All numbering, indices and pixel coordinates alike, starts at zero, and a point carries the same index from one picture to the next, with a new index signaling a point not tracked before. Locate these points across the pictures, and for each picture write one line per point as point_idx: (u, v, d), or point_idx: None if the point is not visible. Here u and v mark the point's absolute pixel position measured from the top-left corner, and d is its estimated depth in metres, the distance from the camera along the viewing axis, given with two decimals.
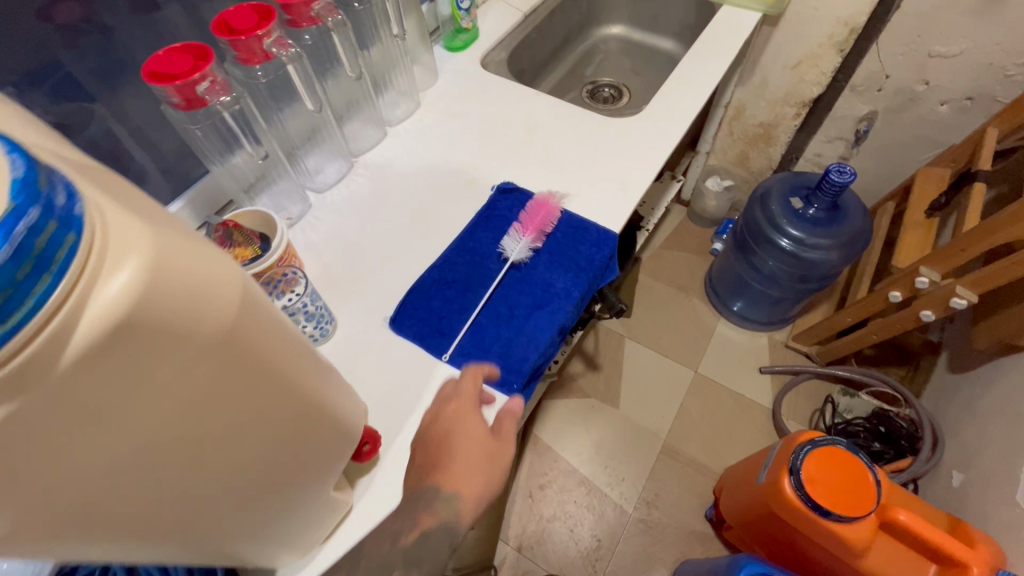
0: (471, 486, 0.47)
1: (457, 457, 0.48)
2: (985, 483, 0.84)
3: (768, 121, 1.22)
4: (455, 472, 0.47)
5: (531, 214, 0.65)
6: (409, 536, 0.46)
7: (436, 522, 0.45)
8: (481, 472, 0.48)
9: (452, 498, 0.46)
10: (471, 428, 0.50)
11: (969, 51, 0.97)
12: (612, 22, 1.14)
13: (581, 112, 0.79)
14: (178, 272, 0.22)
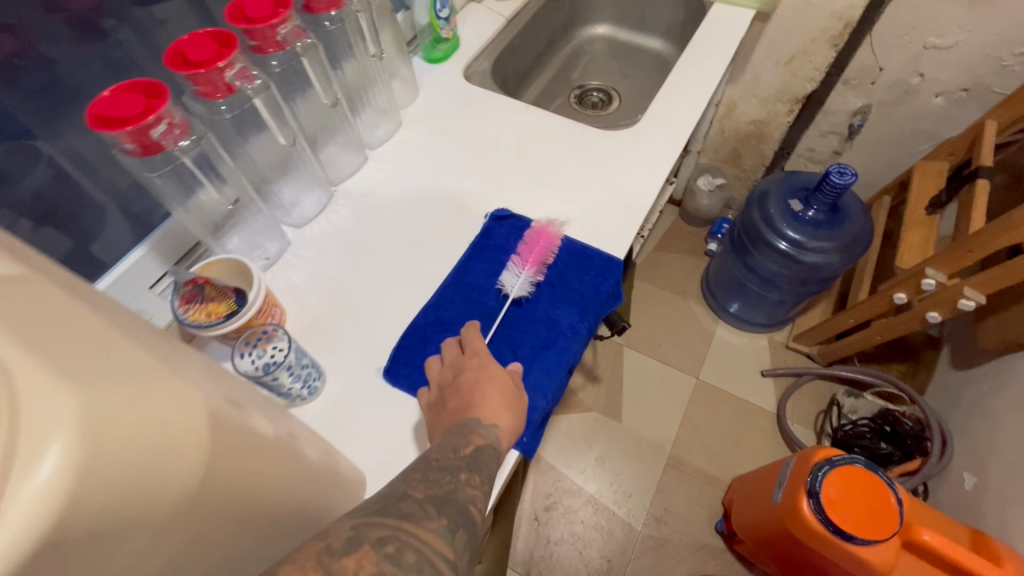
0: (505, 418, 0.46)
1: (489, 391, 0.48)
2: (1001, 487, 0.83)
3: (760, 119, 1.19)
4: (490, 405, 0.46)
5: (529, 245, 0.61)
6: (462, 447, 0.40)
7: (485, 439, 0.42)
8: (510, 405, 0.48)
9: (495, 424, 0.45)
10: (493, 369, 0.50)
11: (965, 42, 0.94)
12: (598, 21, 1.09)
13: (574, 124, 0.74)
14: (107, 444, 0.19)
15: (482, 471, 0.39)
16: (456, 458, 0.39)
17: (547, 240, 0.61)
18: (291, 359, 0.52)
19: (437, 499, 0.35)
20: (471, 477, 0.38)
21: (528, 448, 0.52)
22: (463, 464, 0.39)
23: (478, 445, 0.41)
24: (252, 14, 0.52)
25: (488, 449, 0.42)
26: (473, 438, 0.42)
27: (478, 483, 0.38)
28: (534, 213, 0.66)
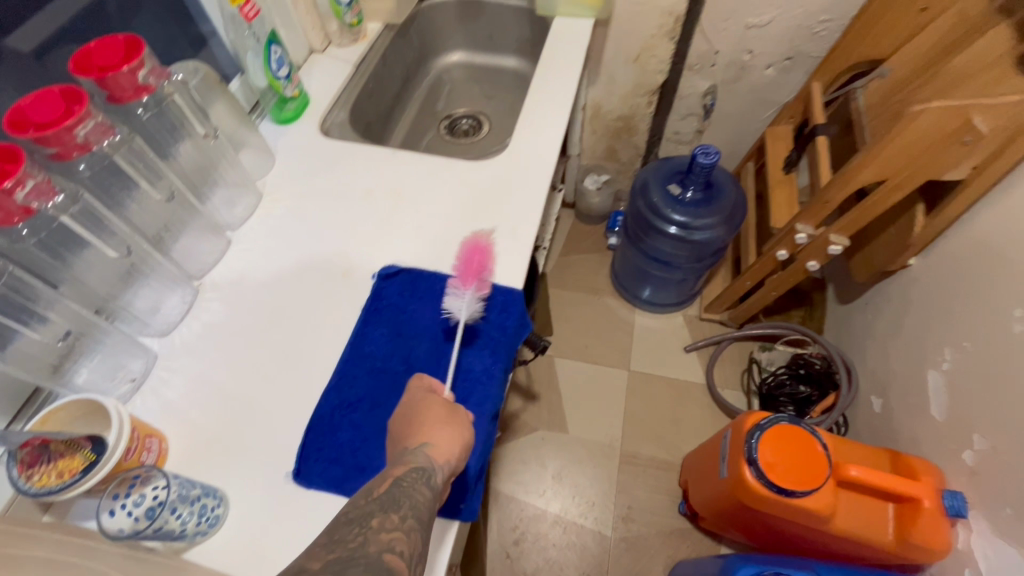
0: (440, 436, 0.45)
1: (423, 415, 0.48)
2: (902, 404, 0.91)
3: (625, 114, 1.25)
4: (426, 426, 0.46)
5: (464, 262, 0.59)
6: (373, 492, 0.37)
7: (409, 469, 0.40)
8: (449, 421, 0.47)
9: (425, 445, 0.44)
10: (424, 394, 0.50)
11: (777, 18, 1.04)
12: (449, 50, 1.09)
13: (443, 160, 0.72)
14: None
15: (405, 507, 0.37)
16: (370, 504, 0.36)
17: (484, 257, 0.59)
18: (178, 494, 0.45)
19: (338, 564, 0.30)
20: (393, 516, 0.35)
21: (470, 513, 0.49)
22: (379, 506, 0.36)
23: (399, 479, 0.39)
24: (39, 122, 0.45)
25: (411, 481, 0.39)
26: (392, 476, 0.39)
27: (401, 519, 0.35)
28: (423, 262, 0.63)
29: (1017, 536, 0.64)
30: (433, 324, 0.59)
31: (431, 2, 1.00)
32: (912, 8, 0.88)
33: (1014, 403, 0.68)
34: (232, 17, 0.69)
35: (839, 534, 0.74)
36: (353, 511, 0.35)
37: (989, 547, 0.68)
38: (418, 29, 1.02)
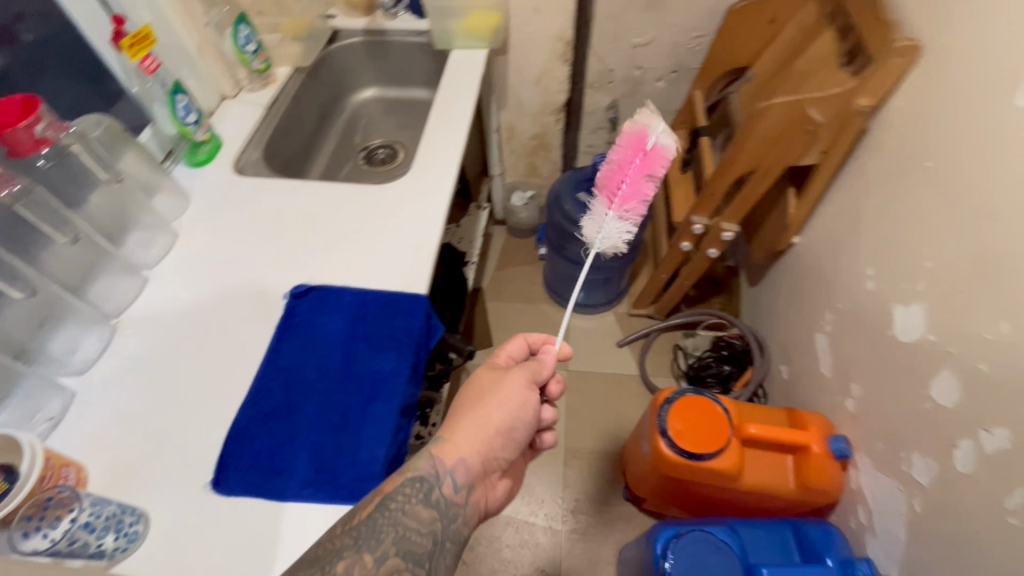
0: (462, 431, 0.56)
1: (463, 398, 0.59)
2: (803, 368, 1.01)
3: (538, 133, 1.34)
4: (457, 420, 0.57)
5: (623, 167, 0.85)
6: (358, 516, 0.47)
7: (401, 484, 0.50)
8: (481, 406, 0.57)
9: (438, 439, 0.55)
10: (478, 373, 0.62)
11: (658, 37, 1.16)
12: (362, 87, 1.16)
13: (349, 186, 0.78)
14: None
15: (385, 541, 0.46)
16: (348, 539, 0.45)
17: (649, 154, 0.83)
18: (95, 519, 0.48)
19: None
20: (369, 559, 0.44)
21: None
22: (359, 538, 0.45)
23: (386, 497, 0.49)
24: None
25: (398, 502, 0.49)
26: (383, 493, 0.49)
27: (375, 561, 0.44)
28: (332, 280, 0.68)
29: (891, 467, 0.72)
30: (342, 334, 0.64)
31: (338, 44, 1.08)
32: (763, 21, 1.02)
33: (878, 352, 0.78)
34: (134, 70, 0.74)
35: (749, 489, 0.81)
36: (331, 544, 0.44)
37: (873, 482, 0.76)
38: (329, 71, 1.09)
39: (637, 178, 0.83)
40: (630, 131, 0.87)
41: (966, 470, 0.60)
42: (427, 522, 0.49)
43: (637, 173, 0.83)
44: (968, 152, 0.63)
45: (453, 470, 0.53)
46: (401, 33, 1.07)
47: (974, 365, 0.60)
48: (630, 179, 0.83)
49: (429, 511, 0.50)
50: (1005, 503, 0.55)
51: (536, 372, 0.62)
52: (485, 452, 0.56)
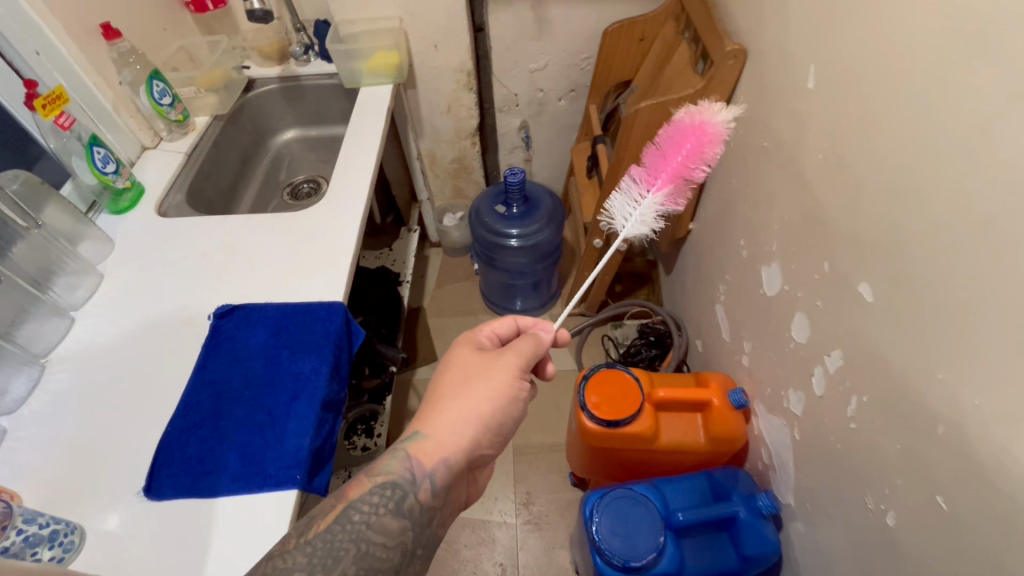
0: (442, 430, 0.57)
1: (446, 385, 0.60)
2: (711, 338, 1.11)
3: (457, 157, 1.43)
4: (433, 418, 0.58)
5: (671, 148, 0.77)
6: (318, 528, 0.49)
7: (368, 492, 0.52)
8: (464, 398, 0.59)
9: (416, 434, 0.57)
10: (462, 356, 0.62)
11: (551, 61, 1.30)
12: (283, 129, 1.24)
13: (267, 215, 0.85)
14: None
15: (343, 560, 0.48)
16: (302, 559, 0.47)
17: (698, 139, 0.75)
18: (37, 534, 0.51)
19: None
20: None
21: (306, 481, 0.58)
22: (318, 555, 0.47)
23: (350, 507, 0.51)
24: None
25: (362, 513, 0.51)
26: (348, 502, 0.51)
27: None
28: (254, 298, 0.74)
29: (777, 407, 0.82)
30: (265, 344, 0.69)
31: (256, 92, 1.16)
32: (635, 39, 1.16)
33: (755, 309, 0.89)
34: (50, 128, 0.78)
35: (667, 448, 0.90)
36: (284, 561, 0.46)
37: (767, 425, 0.86)
38: (248, 116, 1.16)
39: (686, 160, 0.75)
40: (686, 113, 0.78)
41: (821, 392, 0.70)
42: (394, 532, 0.51)
43: (686, 155, 0.75)
44: (786, 129, 0.76)
45: (429, 473, 0.54)
46: (315, 76, 1.17)
47: (814, 303, 0.71)
48: (679, 157, 0.76)
49: (397, 520, 0.52)
50: (847, 412, 0.65)
51: (524, 355, 0.62)
52: (467, 449, 0.57)
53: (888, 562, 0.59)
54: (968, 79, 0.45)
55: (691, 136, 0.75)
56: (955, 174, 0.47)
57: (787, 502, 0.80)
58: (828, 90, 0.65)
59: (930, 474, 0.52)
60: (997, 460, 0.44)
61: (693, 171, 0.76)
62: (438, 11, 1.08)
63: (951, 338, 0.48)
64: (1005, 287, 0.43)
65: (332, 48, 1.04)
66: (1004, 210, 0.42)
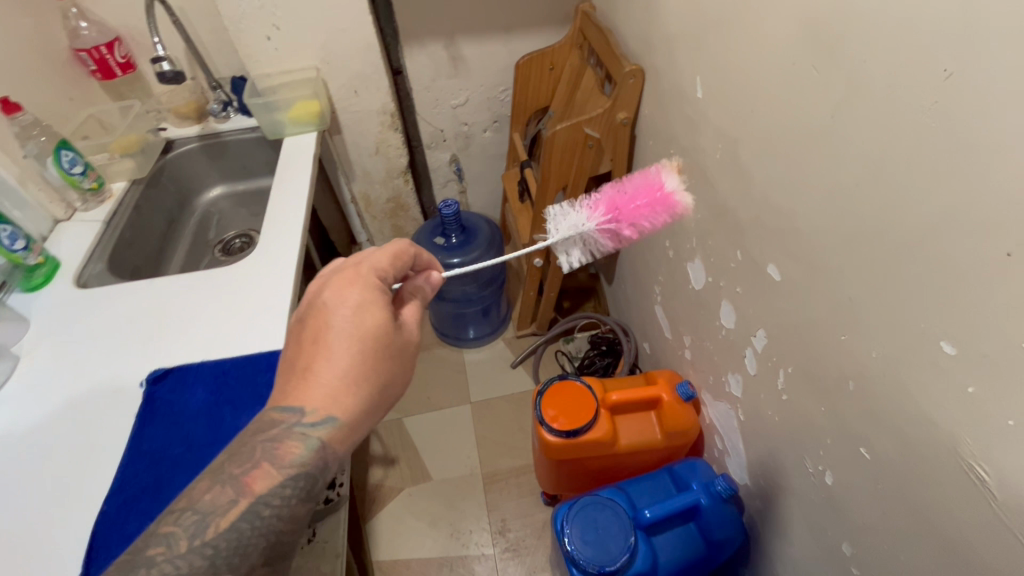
0: (355, 411, 0.55)
1: (362, 363, 0.55)
2: (655, 338, 1.16)
3: (392, 196, 1.45)
4: (342, 399, 0.54)
5: (633, 195, 0.76)
6: (220, 526, 0.47)
7: (278, 486, 0.51)
8: (381, 380, 0.57)
9: (330, 420, 0.53)
10: (377, 326, 0.57)
11: (471, 96, 1.35)
12: (209, 187, 1.22)
13: (197, 273, 0.83)
14: None
15: (251, 556, 0.48)
16: (201, 561, 0.46)
17: (655, 208, 0.77)
18: None
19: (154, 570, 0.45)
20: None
21: None
22: (221, 554, 0.47)
23: (257, 503, 0.49)
24: None
25: (272, 508, 0.50)
26: (254, 498, 0.49)
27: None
28: (189, 358, 0.72)
29: (721, 393, 0.87)
30: (205, 403, 0.67)
31: (176, 152, 1.14)
32: (546, 69, 1.23)
33: (688, 304, 0.94)
34: None
35: (627, 450, 0.92)
36: (183, 564, 0.45)
37: (716, 412, 0.90)
38: (169, 178, 1.14)
39: (641, 213, 0.75)
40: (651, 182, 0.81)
41: (754, 371, 0.75)
42: (302, 518, 0.52)
43: (643, 209, 0.76)
44: (685, 135, 0.83)
45: (340, 455, 0.55)
46: (236, 131, 1.17)
47: (735, 289, 0.76)
48: (637, 206, 0.75)
49: (305, 505, 0.52)
50: (778, 386, 0.69)
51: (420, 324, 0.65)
52: (372, 424, 0.58)
53: (835, 518, 0.63)
54: (816, 75, 0.52)
55: (654, 200, 0.78)
56: (822, 157, 0.53)
57: (743, 483, 0.84)
58: (714, 97, 0.73)
59: (852, 428, 0.56)
60: (899, 403, 0.49)
61: (637, 224, 0.76)
62: (354, 59, 1.11)
63: (847, 300, 0.54)
64: (877, 249, 0.49)
65: (250, 103, 1.05)
66: (864, 181, 0.49)
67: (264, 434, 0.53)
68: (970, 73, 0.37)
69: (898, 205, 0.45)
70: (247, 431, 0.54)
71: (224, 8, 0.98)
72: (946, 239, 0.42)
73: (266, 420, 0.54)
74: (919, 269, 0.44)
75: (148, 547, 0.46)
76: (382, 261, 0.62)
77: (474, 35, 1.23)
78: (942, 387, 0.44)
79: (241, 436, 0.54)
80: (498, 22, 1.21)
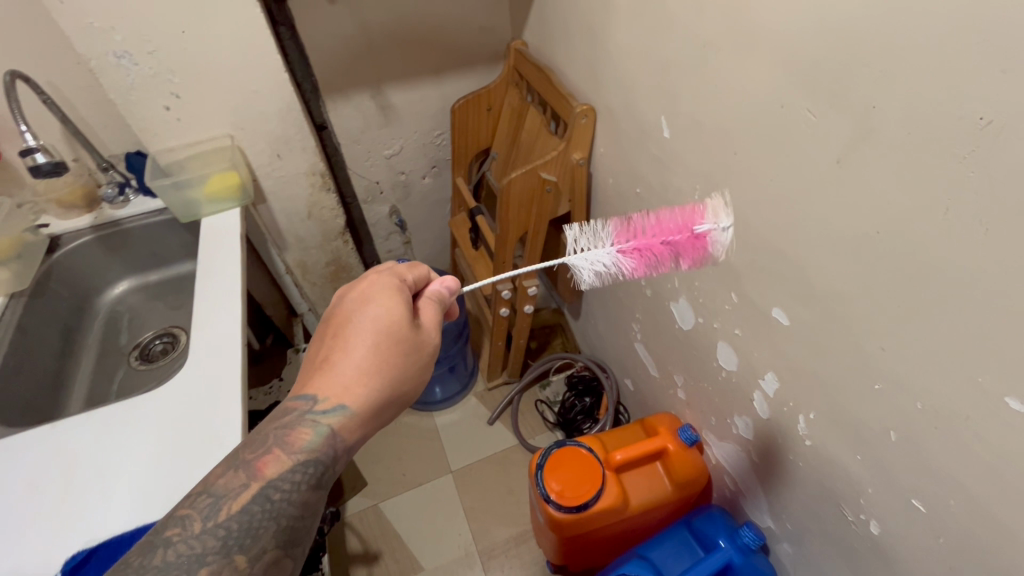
0: (367, 401, 0.55)
1: (378, 355, 0.56)
2: (638, 376, 1.12)
3: (332, 259, 1.32)
4: (357, 388, 0.55)
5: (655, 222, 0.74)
6: (231, 509, 0.46)
7: (287, 470, 0.50)
8: (395, 377, 0.57)
9: (342, 408, 0.53)
10: (394, 322, 0.58)
11: (405, 144, 1.27)
12: (111, 283, 1.04)
13: (114, 405, 0.68)
14: None
15: (263, 539, 0.47)
16: (214, 542, 0.45)
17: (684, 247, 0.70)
18: None
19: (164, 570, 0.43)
20: (240, 561, 0.45)
21: None
22: (233, 536, 0.46)
23: (268, 487, 0.48)
24: None
25: (282, 492, 0.49)
26: (264, 482, 0.48)
27: (248, 561, 0.46)
28: (117, 525, 0.57)
29: (727, 435, 0.83)
30: None
31: (65, 250, 0.96)
32: (483, 110, 1.17)
33: (675, 343, 0.90)
34: None
35: (639, 511, 0.86)
36: (196, 545, 0.44)
37: (724, 453, 0.86)
38: (60, 282, 0.95)
39: (660, 254, 0.70)
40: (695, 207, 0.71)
41: (767, 415, 0.72)
42: (313, 504, 0.51)
43: (664, 248, 0.70)
44: (652, 174, 0.79)
45: (350, 445, 0.54)
46: (138, 216, 1.00)
47: (732, 331, 0.73)
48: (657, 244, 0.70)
49: (315, 492, 0.51)
50: (798, 431, 0.66)
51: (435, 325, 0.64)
52: (382, 420, 0.58)
53: (884, 569, 0.60)
54: (813, 119, 0.49)
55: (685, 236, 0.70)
56: (829, 203, 0.50)
57: (767, 526, 0.80)
58: (685, 137, 0.69)
59: (898, 479, 0.53)
60: (963, 460, 0.46)
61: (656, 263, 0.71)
62: (272, 122, 0.99)
63: (876, 350, 0.51)
64: (910, 299, 0.45)
65: (155, 185, 0.91)
66: (885, 230, 0.45)
67: (279, 421, 0.53)
68: (1012, 124, 0.34)
69: (936, 258, 0.42)
70: (262, 421, 0.54)
71: (107, 80, 0.84)
72: (1000, 294, 0.38)
73: (282, 408, 0.54)
74: (967, 324, 0.41)
75: (164, 529, 0.45)
76: (402, 268, 0.65)
77: (402, 81, 1.14)
78: (1012, 444, 0.41)
79: (257, 426, 0.54)
80: (425, 66, 1.14)
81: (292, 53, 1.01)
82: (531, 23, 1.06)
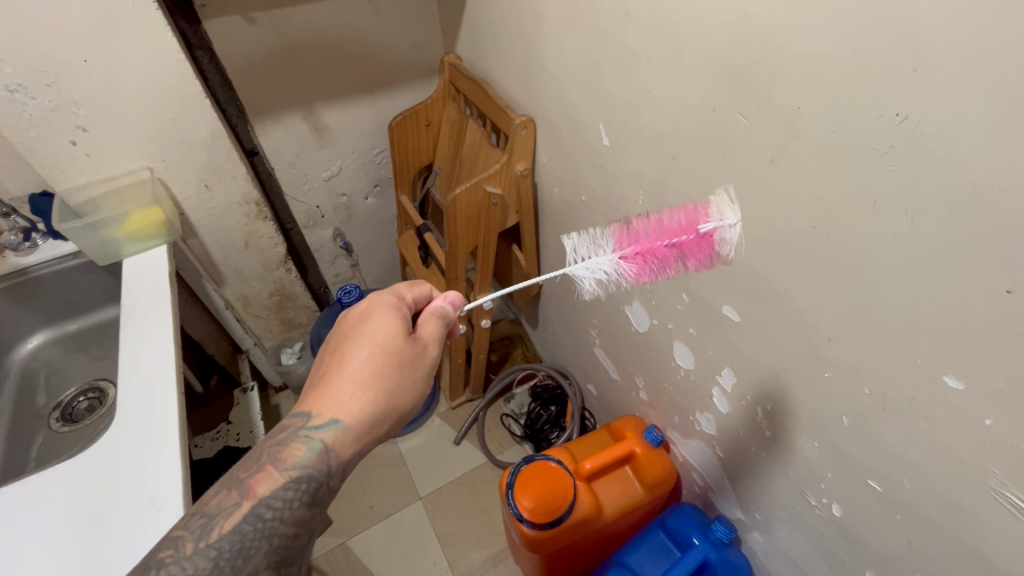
0: (363, 415, 0.53)
1: (372, 370, 0.54)
2: (600, 381, 1.12)
3: (276, 290, 1.25)
4: (354, 402, 0.53)
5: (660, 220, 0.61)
6: (222, 529, 0.46)
7: (280, 488, 0.49)
8: (391, 391, 0.55)
9: (335, 424, 0.52)
10: (390, 338, 0.56)
11: (344, 165, 1.22)
12: (24, 338, 0.94)
13: (31, 478, 0.61)
14: None
15: (254, 558, 0.46)
16: (206, 563, 0.44)
17: (694, 248, 0.57)
18: None
19: None
20: None
21: None
22: (225, 556, 0.45)
23: (259, 505, 0.47)
24: None
25: (274, 510, 0.48)
26: (257, 499, 0.48)
27: None
28: None
29: (691, 432, 0.84)
30: None
31: None
32: (421, 126, 1.14)
33: (633, 345, 0.91)
34: None
35: (613, 517, 0.86)
36: (188, 566, 0.43)
37: (690, 451, 0.87)
38: None
39: (665, 256, 0.57)
40: (702, 206, 0.59)
41: (727, 410, 0.73)
42: (307, 522, 0.50)
43: (670, 251, 0.57)
44: (596, 181, 0.80)
45: (345, 462, 0.53)
46: (50, 262, 0.91)
47: (687, 331, 0.74)
48: (660, 246, 0.58)
49: (309, 509, 0.50)
50: (758, 422, 0.68)
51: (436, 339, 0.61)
52: (380, 436, 0.56)
53: (850, 548, 0.61)
54: (745, 122, 0.50)
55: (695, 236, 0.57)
56: (768, 202, 0.51)
57: (737, 518, 0.81)
58: (624, 143, 0.70)
59: (855, 462, 0.55)
60: (915, 440, 0.47)
61: (665, 269, 0.58)
62: (195, 151, 0.92)
63: (823, 340, 0.52)
64: (853, 291, 0.47)
65: (66, 228, 0.83)
66: (822, 225, 0.47)
67: (275, 438, 0.53)
68: (928, 119, 0.36)
69: (872, 250, 0.43)
70: (262, 437, 0.54)
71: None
72: (933, 281, 0.40)
73: (279, 425, 0.54)
74: (907, 311, 0.43)
75: (158, 550, 0.45)
76: (401, 287, 0.63)
77: (334, 102, 1.10)
78: (959, 422, 0.43)
79: (257, 443, 0.54)
80: (358, 84, 1.11)
81: (212, 78, 0.95)
82: (462, 36, 1.05)
